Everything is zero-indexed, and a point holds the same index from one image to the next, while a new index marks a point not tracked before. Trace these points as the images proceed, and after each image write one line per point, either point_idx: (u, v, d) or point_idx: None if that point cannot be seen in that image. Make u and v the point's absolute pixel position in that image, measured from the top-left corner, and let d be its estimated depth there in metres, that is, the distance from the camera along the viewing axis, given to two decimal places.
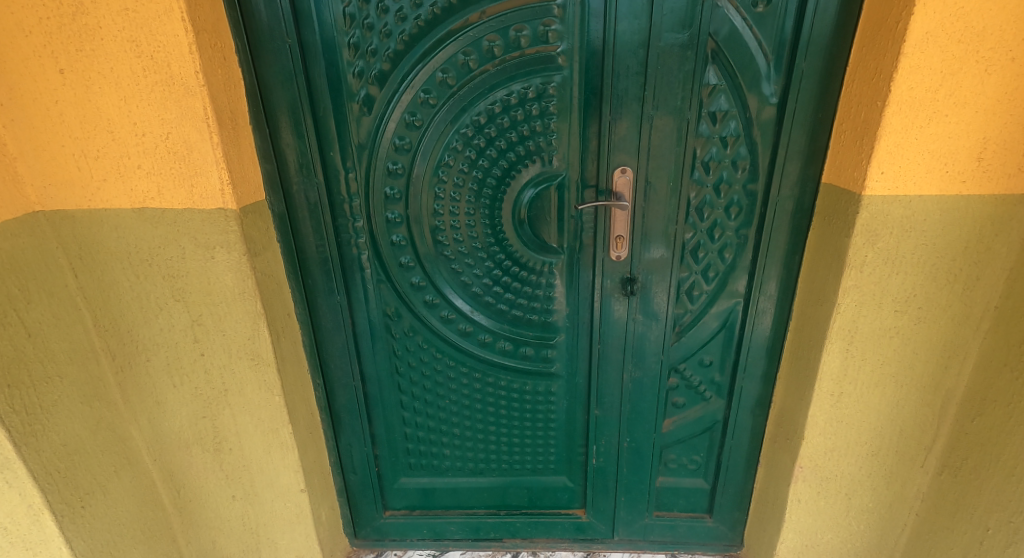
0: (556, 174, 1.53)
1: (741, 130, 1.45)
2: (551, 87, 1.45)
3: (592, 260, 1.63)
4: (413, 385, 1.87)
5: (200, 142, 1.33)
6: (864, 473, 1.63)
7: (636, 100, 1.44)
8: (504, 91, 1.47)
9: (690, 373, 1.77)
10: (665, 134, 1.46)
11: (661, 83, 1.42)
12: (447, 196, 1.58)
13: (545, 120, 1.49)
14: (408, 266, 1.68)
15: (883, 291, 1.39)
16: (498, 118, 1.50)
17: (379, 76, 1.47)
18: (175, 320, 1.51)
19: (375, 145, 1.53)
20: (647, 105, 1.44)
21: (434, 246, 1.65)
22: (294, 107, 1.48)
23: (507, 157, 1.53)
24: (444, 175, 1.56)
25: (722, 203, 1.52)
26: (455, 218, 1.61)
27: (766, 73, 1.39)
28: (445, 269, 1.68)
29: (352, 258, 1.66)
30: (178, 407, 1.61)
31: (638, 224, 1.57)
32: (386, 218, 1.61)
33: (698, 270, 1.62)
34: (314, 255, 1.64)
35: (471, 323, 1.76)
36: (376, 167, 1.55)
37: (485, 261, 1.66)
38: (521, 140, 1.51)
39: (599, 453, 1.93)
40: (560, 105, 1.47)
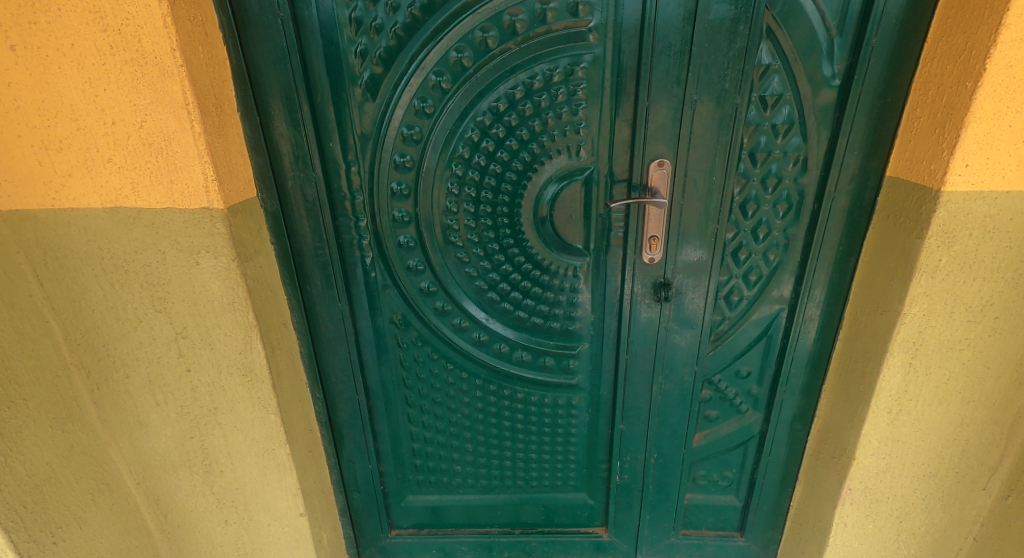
0: (584, 169, 1.37)
1: (796, 117, 1.28)
2: (579, 69, 1.29)
3: (621, 262, 1.47)
4: (422, 397, 1.73)
5: (179, 132, 1.15)
6: (919, 496, 1.47)
7: (676, 84, 1.27)
8: (526, 73, 1.30)
9: (724, 385, 1.64)
10: (708, 122, 1.29)
11: (707, 64, 1.25)
12: (461, 194, 1.42)
13: (572, 106, 1.32)
14: (416, 270, 1.52)
15: (956, 300, 1.23)
16: (520, 104, 1.33)
17: (384, 56, 1.29)
18: (157, 333, 1.35)
19: (380, 136, 1.36)
20: (689, 90, 1.27)
21: (447, 249, 1.49)
22: (288, 92, 1.30)
23: (529, 149, 1.36)
24: (458, 169, 1.39)
25: (770, 199, 1.36)
26: (471, 219, 1.45)
27: (828, 50, 1.22)
28: (458, 273, 1.52)
29: (354, 261, 1.50)
30: (163, 426, 1.46)
31: (674, 224, 1.40)
32: (392, 217, 1.45)
33: (739, 275, 1.47)
34: (312, 258, 1.48)
35: (486, 332, 1.61)
36: (382, 160, 1.38)
37: (502, 264, 1.51)
38: (545, 129, 1.34)
39: (623, 469, 1.79)
40: (589, 90, 1.30)
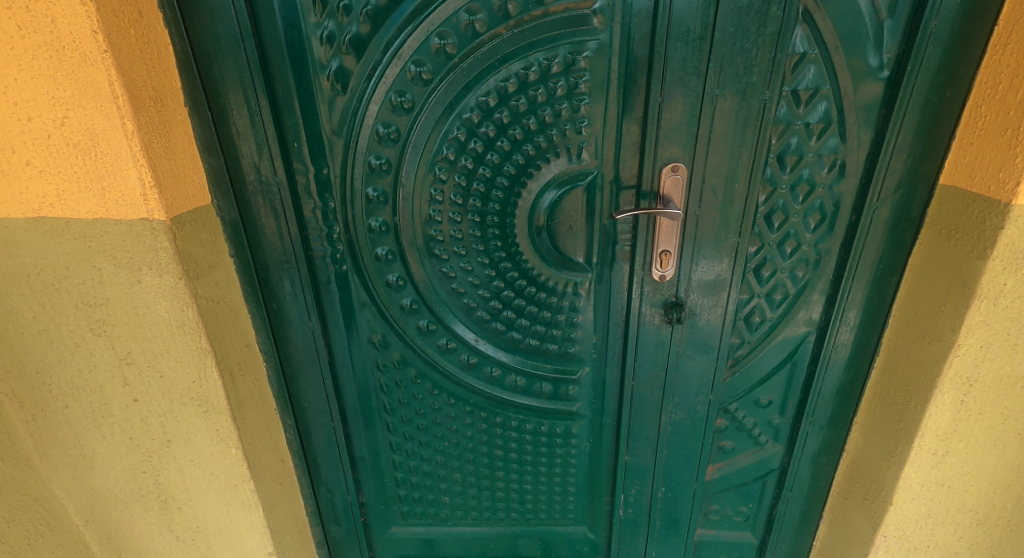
0: (586, 174, 1.19)
1: (835, 115, 1.09)
2: (582, 58, 1.10)
3: (627, 279, 1.30)
4: (405, 423, 1.57)
5: (109, 131, 0.96)
6: (964, 546, 1.29)
7: (695, 76, 1.09)
8: (520, 63, 1.11)
9: (742, 414, 1.47)
10: (733, 120, 1.11)
11: (733, 53, 1.06)
12: (446, 202, 1.25)
13: (573, 102, 1.13)
14: (396, 286, 1.35)
15: (1020, 329, 1.05)
16: (512, 99, 1.14)
17: (354, 42, 1.10)
18: (98, 359, 1.18)
19: (352, 135, 1.17)
20: (709, 83, 1.09)
21: (431, 263, 1.32)
22: (243, 83, 1.12)
23: (523, 151, 1.18)
24: (442, 174, 1.22)
25: (799, 209, 1.19)
26: (458, 229, 1.28)
27: (876, 37, 1.04)
28: (444, 289, 1.35)
29: (326, 275, 1.33)
30: (111, 461, 1.27)
31: (688, 237, 1.23)
32: (368, 227, 1.27)
33: (761, 293, 1.29)
34: (278, 272, 1.31)
35: (475, 354, 1.44)
36: (355, 163, 1.20)
37: (493, 280, 1.34)
38: (541, 128, 1.16)
39: (628, 503, 1.62)
40: (594, 83, 1.11)
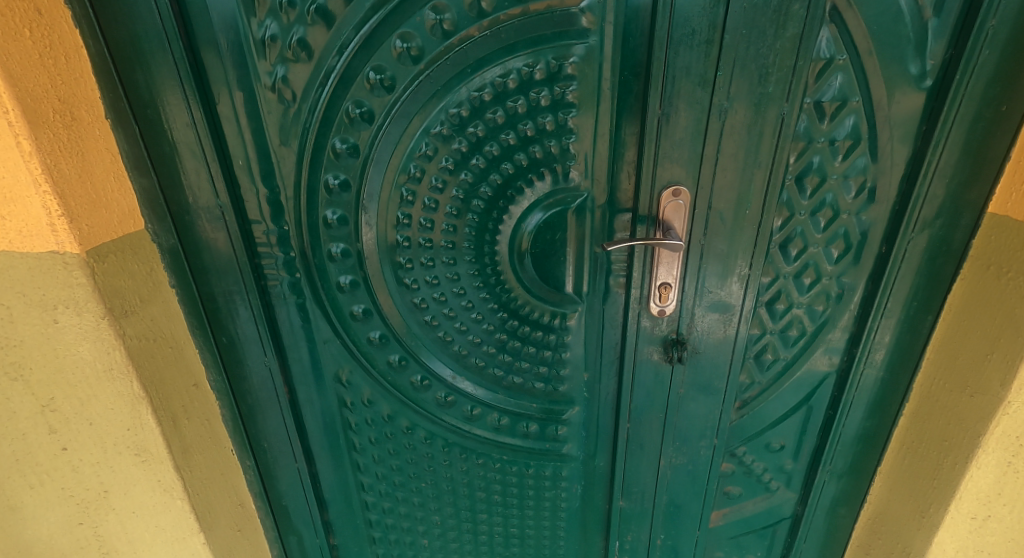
0: (575, 197, 1.03)
1: (865, 131, 0.93)
2: (568, 64, 0.93)
3: (623, 313, 1.14)
4: (378, 462, 1.42)
5: (3, 151, 0.81)
6: None
7: (702, 85, 0.93)
8: (497, 69, 0.95)
9: (751, 459, 1.31)
10: (744, 137, 0.95)
11: (747, 59, 0.90)
12: (415, 226, 1.09)
13: (558, 115, 0.97)
14: (362, 317, 1.20)
15: None
16: (489, 111, 0.98)
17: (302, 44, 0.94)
18: (17, 405, 1.03)
19: (304, 151, 1.02)
20: (718, 94, 0.93)
21: (400, 293, 1.17)
22: (173, 92, 0.96)
23: (501, 170, 1.03)
24: (409, 196, 1.06)
25: (821, 238, 1.03)
26: (429, 257, 1.12)
27: (918, 40, 0.87)
28: (416, 322, 1.20)
29: (283, 306, 1.18)
30: (43, 512, 1.15)
31: (692, 268, 1.08)
32: (329, 253, 1.12)
33: (774, 330, 1.14)
34: (227, 304, 1.16)
35: (452, 391, 1.29)
36: (309, 183, 1.05)
37: (471, 312, 1.18)
38: (523, 145, 1.00)
39: (623, 550, 1.47)
40: (583, 92, 0.95)
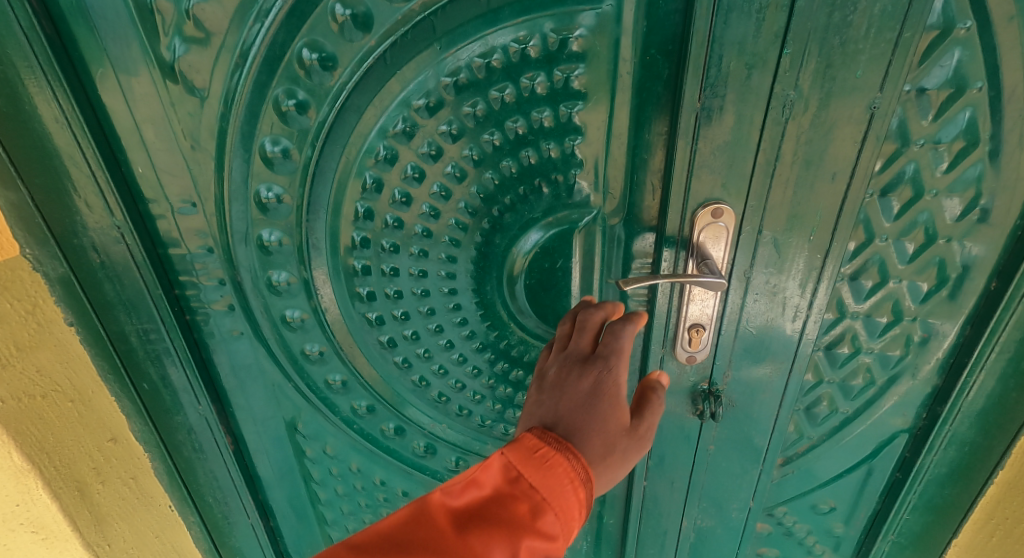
0: (582, 216, 0.79)
1: (985, 130, 0.68)
2: (573, 38, 0.68)
3: (642, 360, 0.90)
4: (348, 514, 1.21)
5: None
6: None
7: (761, 68, 0.66)
8: (475, 46, 0.69)
9: (792, 521, 1.08)
10: (817, 139, 0.69)
11: (830, 29, 0.63)
12: (377, 251, 0.85)
13: (559, 108, 0.72)
14: (317, 357, 0.98)
15: None
16: (466, 103, 0.73)
17: (203, 12, 0.68)
18: None
19: (224, 157, 0.77)
20: (784, 80, 0.66)
21: (362, 331, 0.94)
22: (34, 79, 0.71)
23: (484, 182, 0.78)
24: (367, 214, 0.82)
25: (908, 270, 0.78)
26: (397, 288, 0.89)
27: None
28: (383, 363, 0.98)
29: (218, 343, 0.96)
30: None
31: (732, 306, 0.83)
32: (269, 282, 0.88)
33: (834, 379, 0.90)
34: (143, 345, 0.92)
35: (431, 440, 1.07)
36: (235, 197, 0.80)
37: (451, 352, 0.96)
38: (512, 148, 0.75)
39: None
40: (593, 78, 0.70)
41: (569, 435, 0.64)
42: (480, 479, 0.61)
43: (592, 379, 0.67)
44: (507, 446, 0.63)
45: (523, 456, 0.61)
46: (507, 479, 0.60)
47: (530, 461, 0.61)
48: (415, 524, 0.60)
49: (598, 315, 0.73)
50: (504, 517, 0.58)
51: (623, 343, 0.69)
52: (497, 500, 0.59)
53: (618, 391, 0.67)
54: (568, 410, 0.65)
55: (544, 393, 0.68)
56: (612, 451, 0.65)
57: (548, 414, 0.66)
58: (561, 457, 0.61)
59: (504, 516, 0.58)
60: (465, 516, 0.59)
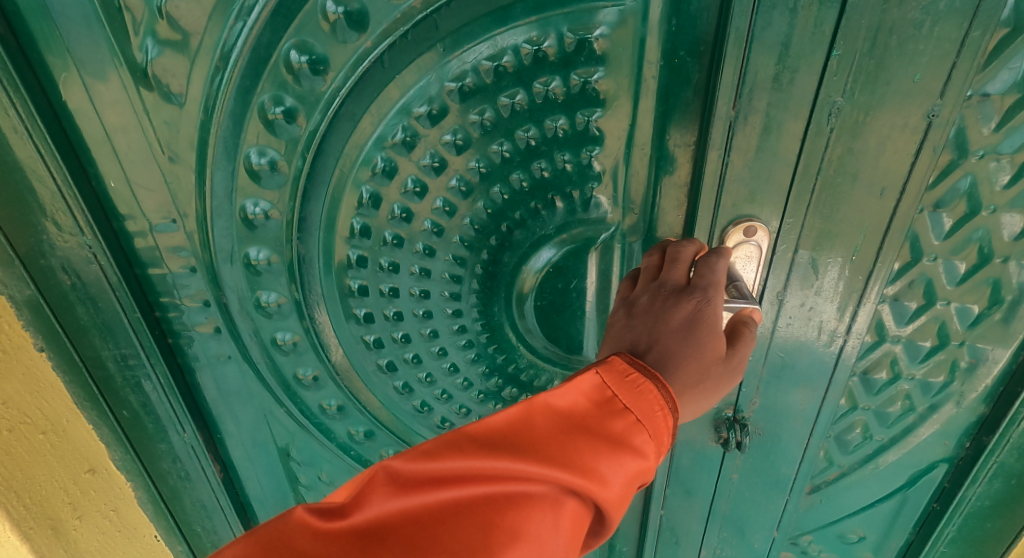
0: (598, 232, 0.72)
1: None
2: (593, 39, 0.60)
3: None
4: None
5: None
6: None
7: (805, 71, 0.58)
8: (484, 47, 0.62)
9: (818, 550, 1.02)
10: (865, 150, 0.62)
11: (887, 27, 0.55)
12: (375, 270, 0.78)
13: (575, 116, 0.65)
14: (311, 382, 0.91)
15: None
16: (473, 110, 0.65)
17: (178, 11, 0.60)
18: None
19: (205, 170, 0.70)
20: (831, 85, 0.59)
21: (360, 355, 0.87)
22: None
23: (492, 197, 0.71)
24: (363, 230, 0.75)
25: (957, 291, 0.71)
26: (397, 309, 0.82)
27: None
28: (383, 387, 0.91)
29: (204, 368, 0.89)
30: None
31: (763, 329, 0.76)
32: (257, 303, 0.81)
33: (869, 406, 0.83)
34: (120, 371, 0.85)
35: None
36: (218, 213, 0.73)
37: (455, 376, 0.89)
38: (523, 160, 0.68)
39: None
40: (615, 83, 0.63)
41: (659, 364, 0.60)
42: (582, 392, 0.58)
43: (690, 308, 0.61)
44: (599, 366, 0.59)
45: (616, 378, 0.58)
46: (602, 400, 0.57)
47: (631, 381, 0.57)
48: (521, 433, 0.56)
49: (690, 248, 0.65)
50: (609, 432, 0.55)
51: (719, 277, 0.62)
52: (596, 415, 0.56)
53: (717, 322, 0.61)
54: (659, 340, 0.61)
55: (635, 320, 0.63)
56: (705, 378, 0.60)
57: (638, 341, 0.61)
58: (654, 381, 0.57)
59: (599, 431, 0.56)
60: (571, 426, 0.56)
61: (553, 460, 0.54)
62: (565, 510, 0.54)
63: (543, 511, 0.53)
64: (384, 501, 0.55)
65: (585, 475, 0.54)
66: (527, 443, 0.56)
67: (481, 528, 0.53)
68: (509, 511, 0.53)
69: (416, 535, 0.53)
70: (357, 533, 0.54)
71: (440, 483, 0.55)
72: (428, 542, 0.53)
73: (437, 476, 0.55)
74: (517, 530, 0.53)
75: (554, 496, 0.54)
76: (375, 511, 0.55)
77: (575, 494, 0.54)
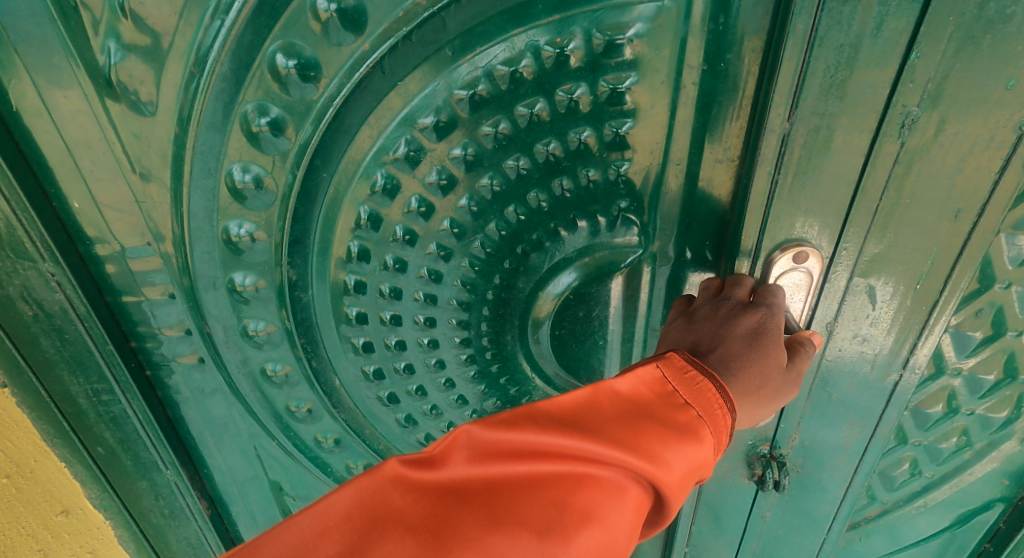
0: (624, 256, 0.64)
1: None
2: (625, 40, 0.52)
3: None
4: None
5: None
6: None
7: (874, 77, 0.50)
8: (499, 49, 0.53)
9: None
10: (939, 167, 0.54)
11: (976, 26, 0.47)
12: (375, 296, 0.70)
13: (601, 127, 0.57)
14: (305, 415, 0.83)
15: None
16: (487, 120, 0.57)
17: (145, 9, 0.52)
18: None
19: (182, 189, 0.62)
20: (905, 92, 0.51)
21: (359, 386, 0.79)
22: None
23: (506, 217, 0.63)
24: (362, 254, 0.66)
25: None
26: (399, 339, 0.74)
27: None
28: (384, 420, 0.83)
29: (187, 400, 0.81)
30: None
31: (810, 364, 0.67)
32: (244, 332, 0.73)
33: (921, 441, 0.76)
34: (92, 407, 0.76)
35: None
36: (197, 236, 0.65)
37: (464, 408, 0.81)
38: (542, 177, 0.60)
39: None
40: (649, 90, 0.55)
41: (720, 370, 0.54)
42: (656, 381, 0.53)
43: (756, 319, 0.57)
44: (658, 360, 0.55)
45: (676, 373, 0.53)
46: (662, 394, 0.53)
47: (705, 374, 0.53)
48: (600, 413, 0.52)
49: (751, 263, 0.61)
50: (675, 421, 0.51)
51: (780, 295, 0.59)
52: (658, 405, 0.52)
53: (782, 336, 0.57)
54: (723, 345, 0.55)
55: (696, 324, 0.58)
56: (765, 385, 0.56)
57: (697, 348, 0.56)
58: (716, 380, 0.53)
59: (663, 419, 0.51)
60: (651, 413, 0.52)
61: (635, 446, 0.50)
62: (630, 498, 0.50)
63: (619, 496, 0.49)
64: (462, 466, 0.50)
65: (652, 463, 0.49)
66: (607, 424, 0.51)
67: (553, 506, 0.48)
68: (585, 492, 0.49)
69: (485, 508, 0.48)
70: (433, 495, 0.49)
71: (503, 459, 0.50)
72: (503, 513, 0.48)
73: (514, 447, 0.50)
74: (588, 511, 0.48)
75: (626, 481, 0.50)
76: (452, 474, 0.50)
77: (649, 482, 0.50)
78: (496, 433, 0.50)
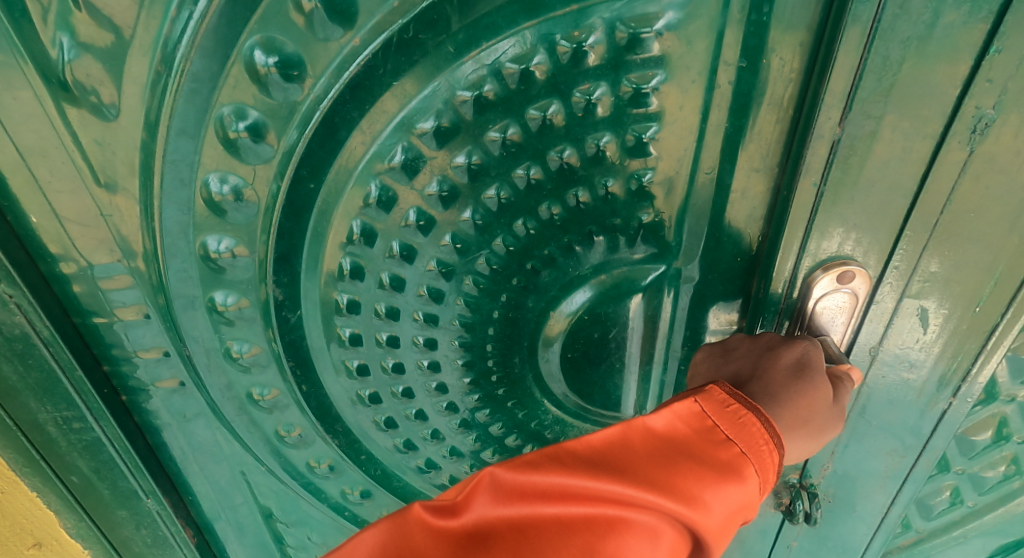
0: (644, 273, 0.59)
1: None
2: (652, 34, 0.45)
3: None
4: None
5: None
6: None
7: (940, 76, 0.44)
8: (509, 44, 0.47)
9: None
10: (1006, 178, 0.49)
11: None
12: (371, 317, 0.64)
13: (623, 133, 0.51)
14: (296, 440, 0.77)
15: None
16: (495, 124, 0.51)
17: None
18: None
19: (151, 201, 0.55)
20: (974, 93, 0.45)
21: (354, 411, 0.73)
22: None
23: (515, 232, 0.57)
24: (355, 271, 0.60)
25: None
26: (397, 361, 0.68)
27: None
28: (381, 445, 0.77)
29: (167, 426, 0.74)
30: None
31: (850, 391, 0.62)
32: (227, 355, 0.66)
33: (966, 470, 0.70)
34: (62, 436, 0.70)
35: None
36: (171, 253, 0.58)
37: (467, 433, 0.75)
38: (556, 188, 0.54)
39: None
40: (679, 91, 0.48)
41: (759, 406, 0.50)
42: (693, 415, 0.48)
43: (798, 352, 0.52)
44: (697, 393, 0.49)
45: (716, 407, 0.48)
46: (701, 430, 0.47)
47: (752, 407, 0.47)
48: (633, 451, 0.47)
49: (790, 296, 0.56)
50: (715, 460, 0.46)
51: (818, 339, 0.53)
52: (697, 442, 0.47)
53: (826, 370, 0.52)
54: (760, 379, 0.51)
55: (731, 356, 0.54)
56: (811, 418, 0.50)
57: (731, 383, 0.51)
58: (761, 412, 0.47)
59: (702, 456, 0.46)
60: (691, 449, 0.46)
61: (672, 486, 0.45)
62: (665, 543, 0.45)
63: (652, 542, 0.45)
64: (486, 508, 0.48)
65: (688, 506, 0.44)
66: (642, 462, 0.46)
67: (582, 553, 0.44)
68: (615, 539, 0.45)
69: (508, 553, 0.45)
70: (455, 540, 0.47)
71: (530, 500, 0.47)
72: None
73: (538, 489, 0.47)
74: None
75: (662, 524, 0.45)
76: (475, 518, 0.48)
77: (690, 526, 0.45)
78: (519, 475, 0.47)
